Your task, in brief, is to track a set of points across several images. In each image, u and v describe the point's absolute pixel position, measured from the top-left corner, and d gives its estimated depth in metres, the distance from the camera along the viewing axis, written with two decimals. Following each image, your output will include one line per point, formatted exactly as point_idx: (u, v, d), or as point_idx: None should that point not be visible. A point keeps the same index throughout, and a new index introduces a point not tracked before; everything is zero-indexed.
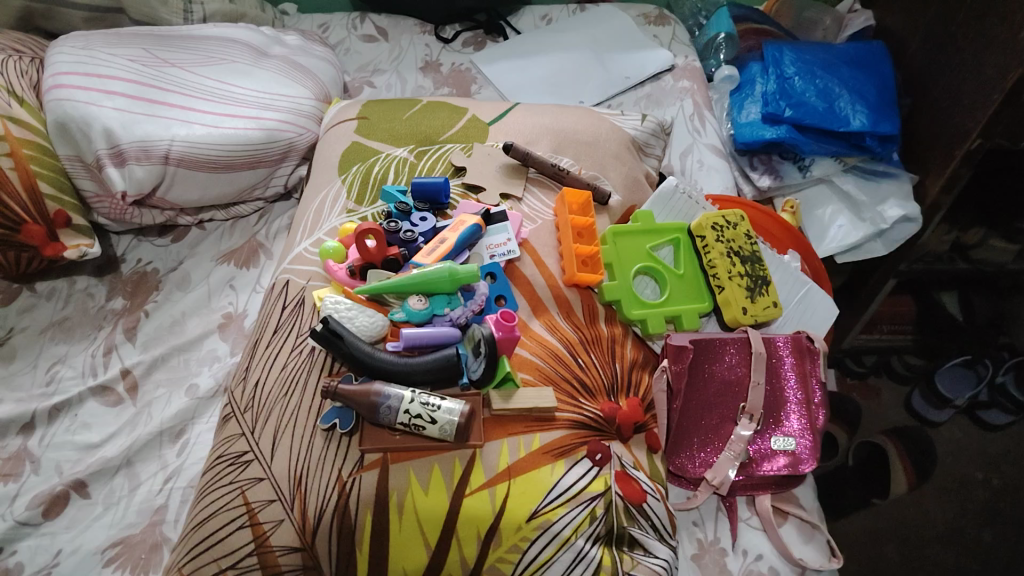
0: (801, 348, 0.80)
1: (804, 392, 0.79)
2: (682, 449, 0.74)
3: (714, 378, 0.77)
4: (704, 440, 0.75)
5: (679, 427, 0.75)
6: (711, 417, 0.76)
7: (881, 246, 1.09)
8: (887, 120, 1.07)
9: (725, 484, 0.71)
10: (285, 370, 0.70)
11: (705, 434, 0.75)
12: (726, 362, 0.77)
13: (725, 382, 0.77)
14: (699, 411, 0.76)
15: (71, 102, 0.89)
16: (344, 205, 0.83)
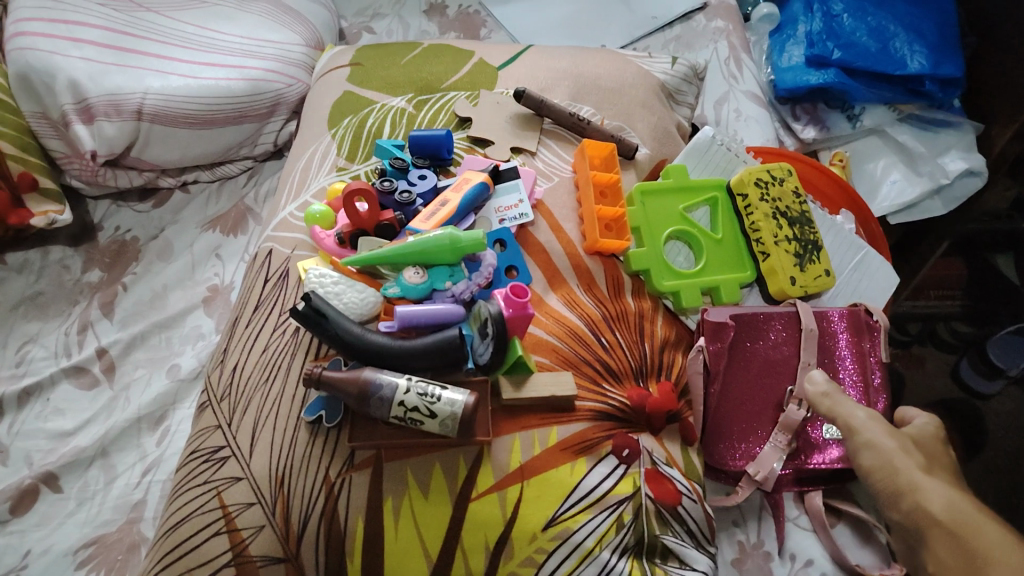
0: (858, 324, 0.70)
1: (864, 374, 0.69)
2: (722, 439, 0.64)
3: (759, 358, 0.66)
4: (748, 429, 0.64)
5: (717, 414, 0.64)
6: (756, 402, 0.65)
7: (939, 205, 0.97)
8: (950, 60, 0.94)
9: (770, 479, 0.62)
10: (266, 353, 0.61)
11: (749, 422, 0.65)
12: (772, 339, 0.67)
13: (772, 362, 0.67)
14: (741, 394, 0.65)
15: (32, 52, 0.80)
16: (334, 162, 0.73)
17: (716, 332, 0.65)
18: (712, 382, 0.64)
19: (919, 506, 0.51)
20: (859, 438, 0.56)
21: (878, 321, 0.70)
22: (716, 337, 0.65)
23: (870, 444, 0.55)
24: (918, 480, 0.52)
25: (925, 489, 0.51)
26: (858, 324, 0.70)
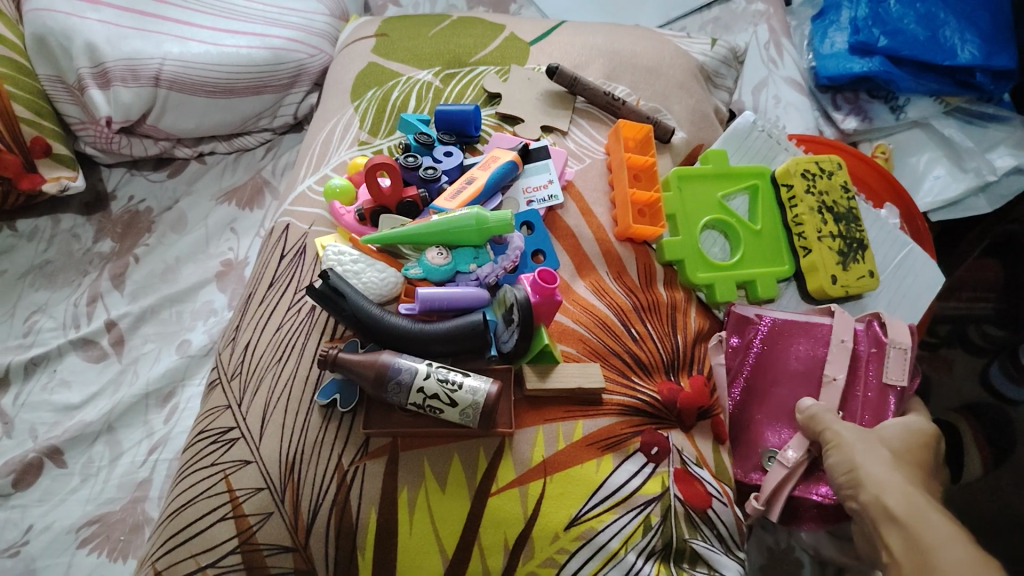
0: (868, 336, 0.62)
1: (870, 392, 0.60)
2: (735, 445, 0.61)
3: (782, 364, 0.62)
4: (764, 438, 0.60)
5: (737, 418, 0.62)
6: (773, 409, 0.61)
7: (985, 204, 0.91)
8: (1004, 50, 0.89)
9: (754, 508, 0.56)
10: (280, 332, 0.58)
11: (764, 432, 0.61)
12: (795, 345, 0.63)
13: (794, 369, 0.62)
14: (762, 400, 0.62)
15: (50, 13, 0.78)
16: (356, 136, 0.70)
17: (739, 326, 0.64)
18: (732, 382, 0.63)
19: (878, 500, 0.50)
20: (827, 436, 0.54)
21: (887, 337, 0.61)
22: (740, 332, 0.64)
23: (837, 443, 0.54)
24: (875, 475, 0.51)
25: (882, 482, 0.50)
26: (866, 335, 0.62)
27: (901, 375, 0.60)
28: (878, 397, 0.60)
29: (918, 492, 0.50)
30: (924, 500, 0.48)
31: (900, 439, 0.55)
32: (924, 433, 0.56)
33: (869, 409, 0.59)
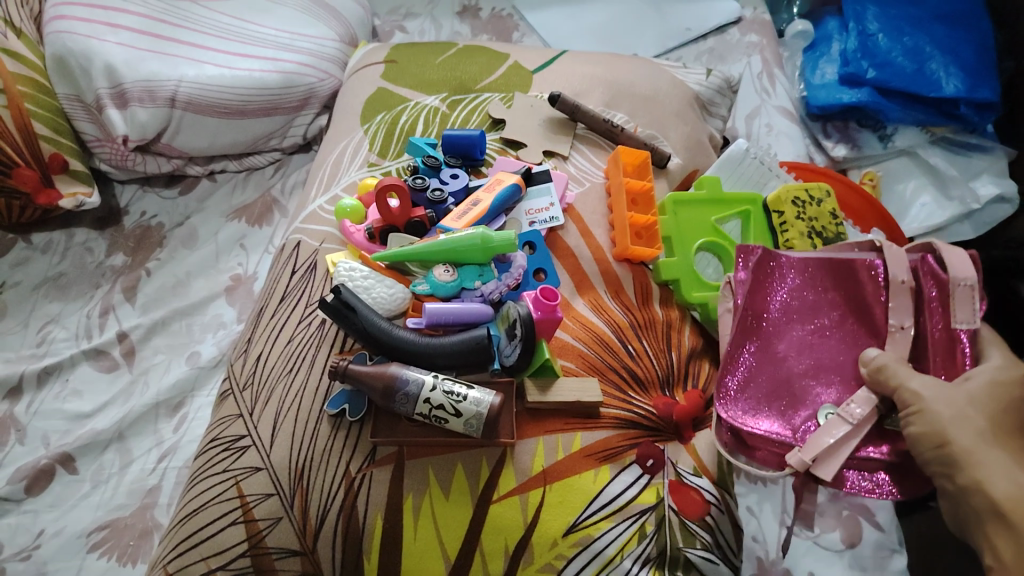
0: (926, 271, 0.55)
1: (943, 338, 0.53)
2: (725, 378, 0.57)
3: (788, 303, 0.60)
4: (759, 379, 0.57)
5: (730, 353, 0.57)
6: (775, 354, 0.58)
7: (968, 230, 0.94)
8: (987, 83, 0.93)
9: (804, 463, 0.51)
10: (291, 345, 0.61)
11: (784, 383, 0.57)
12: (804, 284, 0.61)
13: (801, 312, 0.60)
14: (762, 342, 0.59)
15: (71, 35, 0.81)
16: (366, 157, 0.73)
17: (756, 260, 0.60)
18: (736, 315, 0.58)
19: (977, 484, 0.44)
20: (910, 406, 0.49)
21: (945, 272, 0.53)
22: (755, 266, 0.60)
23: (922, 412, 0.48)
24: (974, 452, 0.45)
25: (980, 462, 0.45)
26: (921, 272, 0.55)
27: (971, 316, 0.52)
28: (948, 342, 0.53)
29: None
30: None
31: (994, 391, 0.47)
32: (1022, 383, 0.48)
33: (939, 354, 0.53)
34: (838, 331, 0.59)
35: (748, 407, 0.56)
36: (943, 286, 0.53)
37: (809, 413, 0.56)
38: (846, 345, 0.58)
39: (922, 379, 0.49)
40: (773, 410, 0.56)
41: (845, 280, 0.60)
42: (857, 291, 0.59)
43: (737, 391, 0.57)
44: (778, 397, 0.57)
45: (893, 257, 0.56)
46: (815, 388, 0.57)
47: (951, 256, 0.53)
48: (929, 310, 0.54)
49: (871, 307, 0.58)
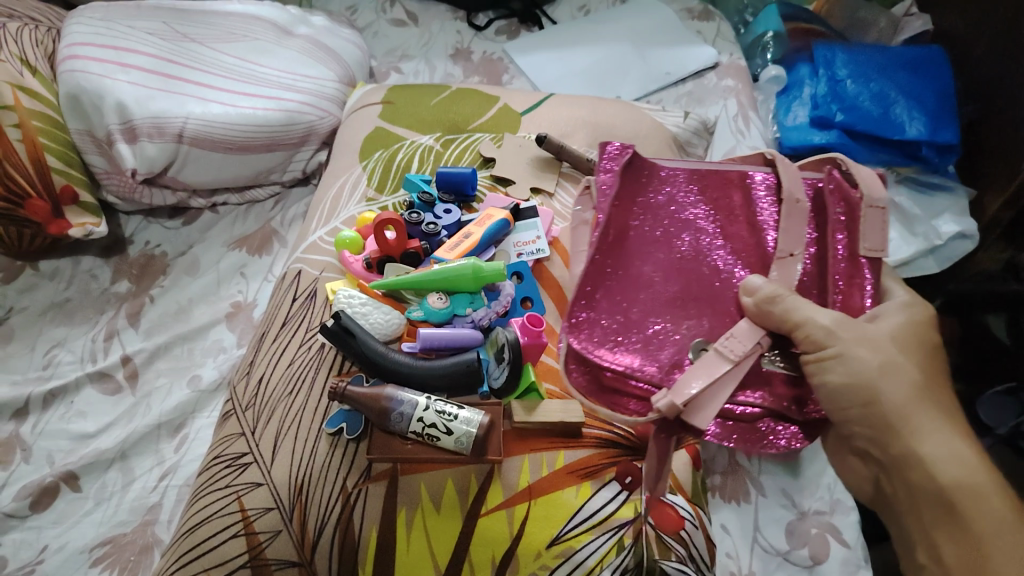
0: (842, 197, 0.56)
1: (846, 268, 0.54)
2: (578, 311, 0.55)
3: (663, 215, 0.60)
4: (623, 300, 0.56)
5: (588, 274, 0.56)
6: (643, 271, 0.57)
7: (933, 264, 0.99)
8: (948, 126, 0.98)
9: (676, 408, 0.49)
10: (292, 367, 0.65)
11: (641, 314, 0.55)
12: (680, 193, 0.61)
13: (677, 221, 0.60)
14: (630, 257, 0.58)
15: (84, 74, 0.85)
16: (364, 192, 0.78)
17: (627, 167, 0.61)
18: (596, 229, 0.57)
19: (911, 451, 0.45)
20: (829, 351, 0.47)
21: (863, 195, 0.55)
22: (626, 175, 0.61)
23: (842, 358, 0.46)
24: (897, 404, 0.45)
25: (915, 426, 0.45)
26: (834, 187, 0.57)
27: (879, 244, 0.54)
28: (848, 278, 0.54)
29: (953, 429, 0.45)
30: (970, 456, 0.45)
31: (909, 334, 0.48)
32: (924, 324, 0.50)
33: (837, 289, 0.54)
34: (717, 236, 0.59)
35: (602, 342, 0.54)
36: (856, 209, 0.56)
37: (674, 338, 0.54)
38: (723, 254, 0.58)
39: (832, 316, 0.48)
40: (634, 334, 0.54)
41: (722, 191, 0.61)
42: (736, 203, 0.61)
43: (592, 330, 0.55)
44: (640, 317, 0.55)
45: (790, 175, 0.58)
46: (681, 320, 0.55)
47: (869, 180, 0.56)
48: (836, 230, 0.55)
49: (749, 233, 0.59)
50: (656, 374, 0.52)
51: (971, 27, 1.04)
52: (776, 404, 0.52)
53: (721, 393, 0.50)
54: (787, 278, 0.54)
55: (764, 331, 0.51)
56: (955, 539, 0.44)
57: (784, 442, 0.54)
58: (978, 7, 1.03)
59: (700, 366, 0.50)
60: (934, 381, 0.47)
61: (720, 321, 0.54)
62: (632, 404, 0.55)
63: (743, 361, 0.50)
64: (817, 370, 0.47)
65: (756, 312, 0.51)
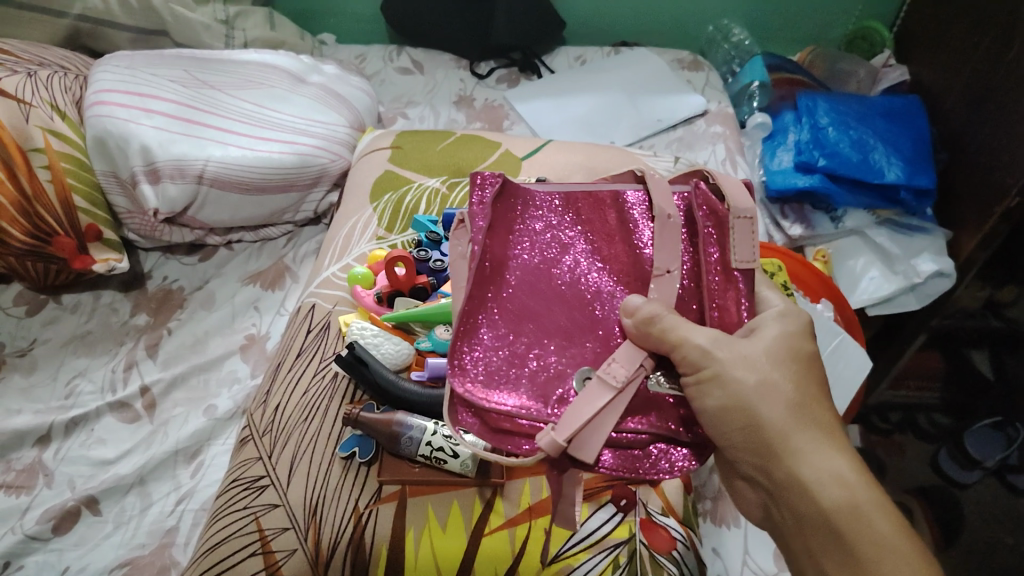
0: (709, 207, 0.56)
1: (720, 284, 0.54)
2: (462, 353, 0.51)
3: (537, 237, 0.57)
4: (501, 335, 0.52)
5: (466, 308, 0.52)
6: (521, 300, 0.54)
7: (914, 301, 1.04)
8: (924, 172, 1.03)
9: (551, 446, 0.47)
10: (307, 396, 0.69)
11: (522, 346, 0.52)
12: (552, 212, 0.58)
13: (550, 243, 0.57)
14: (505, 283, 0.54)
15: (110, 119, 0.90)
16: (375, 231, 0.84)
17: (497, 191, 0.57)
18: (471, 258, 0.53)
19: (793, 473, 0.45)
20: (706, 372, 0.47)
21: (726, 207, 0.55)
22: (496, 200, 0.56)
23: (721, 380, 0.47)
24: (776, 422, 0.46)
25: (797, 448, 0.46)
26: (700, 202, 0.56)
27: (748, 256, 0.54)
28: (724, 289, 0.53)
29: (834, 449, 0.46)
30: (853, 477, 0.45)
31: (782, 349, 0.49)
32: (800, 342, 0.50)
33: (717, 302, 0.53)
34: (596, 257, 0.56)
35: (487, 386, 0.50)
36: (723, 221, 0.55)
37: (555, 371, 0.51)
38: (603, 276, 0.55)
39: (707, 335, 0.48)
40: (516, 371, 0.51)
41: (596, 207, 0.59)
42: (608, 220, 0.58)
43: (477, 369, 0.51)
44: (521, 352, 0.52)
45: (662, 193, 0.56)
46: (564, 350, 0.52)
47: (735, 191, 0.56)
48: (707, 243, 0.54)
49: (632, 253, 0.56)
50: (541, 413, 0.50)
51: (944, 77, 1.10)
52: (665, 429, 0.51)
53: (605, 424, 0.49)
54: (667, 297, 0.53)
55: (646, 352, 0.50)
56: (840, 562, 0.44)
57: (676, 465, 0.51)
58: (950, 60, 1.09)
59: (583, 395, 0.49)
60: (813, 393, 0.48)
61: (600, 349, 0.52)
62: (520, 442, 0.50)
63: (628, 386, 0.50)
64: (696, 393, 0.48)
65: (635, 333, 0.50)
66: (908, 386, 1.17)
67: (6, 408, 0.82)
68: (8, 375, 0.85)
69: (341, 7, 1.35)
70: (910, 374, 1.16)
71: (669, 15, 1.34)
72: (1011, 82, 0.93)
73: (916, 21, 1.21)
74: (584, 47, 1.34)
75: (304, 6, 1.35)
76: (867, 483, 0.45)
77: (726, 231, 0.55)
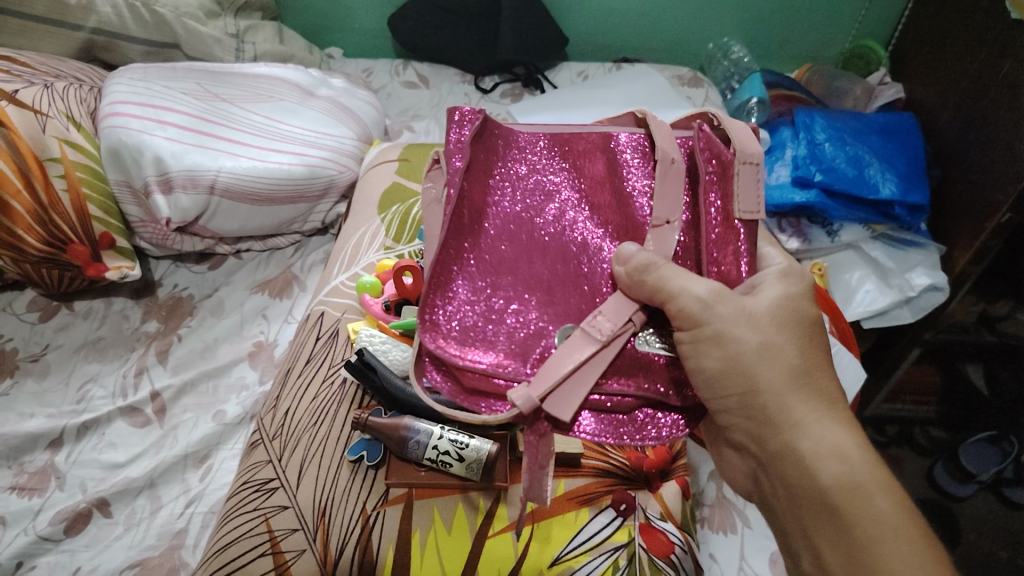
0: (714, 153, 0.56)
1: (722, 234, 0.55)
2: (435, 308, 0.53)
3: (520, 185, 0.59)
4: (479, 285, 0.54)
5: (442, 255, 0.54)
6: (501, 250, 0.56)
7: (908, 314, 1.03)
8: (917, 189, 1.01)
9: (527, 404, 0.49)
10: (315, 402, 0.72)
11: (501, 298, 0.54)
12: (538, 161, 0.61)
13: (534, 193, 0.59)
14: (485, 232, 0.56)
15: (125, 131, 0.91)
16: (382, 242, 0.87)
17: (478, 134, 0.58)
18: (449, 204, 0.55)
19: (790, 444, 0.48)
20: (707, 331, 0.49)
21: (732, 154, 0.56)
22: (478, 144, 0.58)
23: (721, 338, 0.49)
24: (774, 388, 0.49)
25: (796, 420, 0.48)
26: (705, 146, 0.56)
27: (752, 206, 0.55)
28: (723, 239, 0.55)
29: (835, 423, 0.49)
30: (854, 453, 0.47)
31: (784, 312, 0.51)
32: (800, 306, 0.52)
33: (716, 251, 0.54)
34: (582, 208, 0.59)
35: (460, 342, 0.53)
36: (728, 167, 0.56)
37: (532, 324, 0.54)
38: (588, 227, 0.58)
39: (706, 287, 0.50)
40: (492, 320, 0.54)
41: (586, 157, 0.61)
42: (597, 170, 0.60)
43: (451, 325, 0.54)
44: (499, 301, 0.54)
45: (663, 135, 0.58)
46: (545, 304, 0.54)
47: (742, 136, 0.57)
48: (710, 190, 0.55)
49: (623, 200, 0.59)
50: (516, 371, 0.52)
51: (938, 95, 1.12)
52: (651, 392, 0.53)
53: (586, 377, 0.51)
54: (663, 247, 0.55)
55: (636, 306, 0.53)
56: (831, 533, 0.46)
57: (665, 428, 0.54)
58: (944, 78, 1.10)
59: (567, 348, 0.51)
60: (817, 366, 0.51)
61: (582, 302, 0.55)
62: (492, 402, 0.53)
63: (612, 341, 0.52)
64: (692, 352, 0.50)
65: (629, 281, 0.52)
66: (904, 400, 1.19)
67: (19, 413, 0.84)
68: (21, 379, 0.87)
69: (348, 22, 1.38)
70: (907, 390, 1.17)
71: (669, 32, 1.36)
72: (1002, 102, 0.95)
73: (910, 40, 1.24)
74: (586, 64, 1.36)
75: (311, 21, 1.38)
76: (868, 461, 0.47)
77: (731, 178, 0.55)
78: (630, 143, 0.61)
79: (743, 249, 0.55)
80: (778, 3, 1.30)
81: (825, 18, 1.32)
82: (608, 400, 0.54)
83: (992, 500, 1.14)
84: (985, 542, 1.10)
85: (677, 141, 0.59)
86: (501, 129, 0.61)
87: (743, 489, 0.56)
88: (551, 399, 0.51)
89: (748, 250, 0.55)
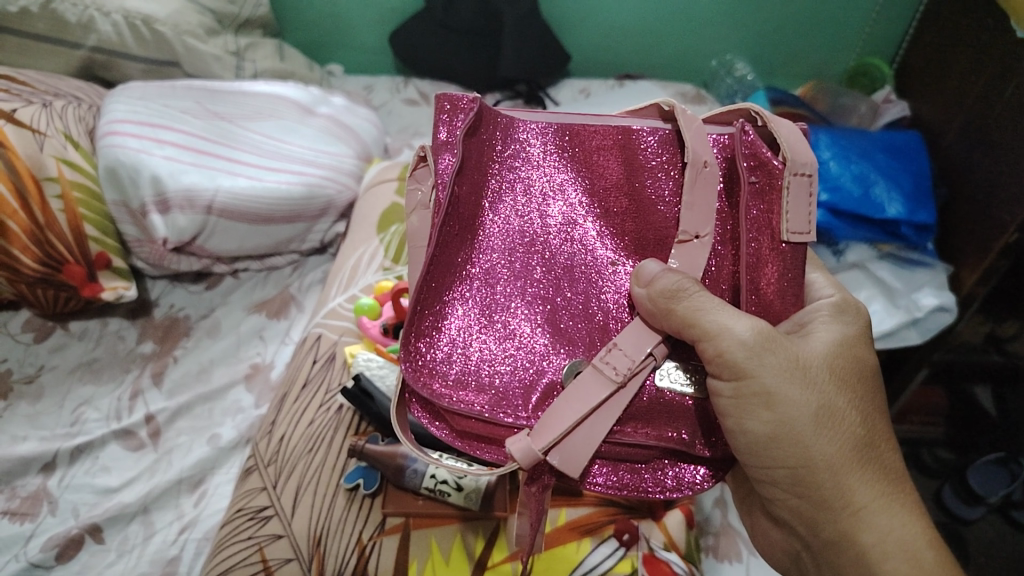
0: (757, 162, 0.53)
1: (764, 257, 0.53)
2: (422, 339, 0.52)
3: (521, 190, 0.56)
4: (470, 310, 0.53)
5: (429, 276, 0.52)
6: (496, 269, 0.54)
7: (915, 336, 1.00)
8: (923, 207, 0.99)
9: (526, 460, 0.48)
10: (312, 426, 0.74)
11: (498, 321, 0.53)
12: (541, 159, 0.57)
13: (535, 204, 0.56)
14: (478, 248, 0.54)
15: (122, 149, 0.89)
16: (381, 263, 0.93)
17: (470, 131, 0.54)
18: (436, 215, 0.52)
19: (853, 535, 0.50)
20: (755, 385, 0.49)
21: (782, 168, 0.52)
22: (470, 144, 0.54)
23: (770, 392, 0.49)
24: (826, 456, 0.50)
25: (862, 509, 0.50)
26: (749, 152, 0.53)
27: (801, 227, 0.52)
28: (759, 258, 0.53)
29: (902, 512, 0.51)
30: (926, 553, 0.49)
31: (836, 361, 0.53)
32: (846, 352, 0.54)
33: (747, 269, 0.53)
34: (589, 225, 0.56)
35: (448, 376, 0.51)
36: (776, 178, 0.53)
37: (531, 356, 0.52)
38: (595, 247, 0.56)
39: (746, 325, 0.49)
40: (485, 349, 0.52)
41: (600, 156, 0.57)
42: (613, 174, 0.57)
43: (437, 354, 0.52)
44: (494, 327, 0.53)
45: (695, 132, 0.54)
46: (545, 331, 0.53)
47: (792, 141, 0.53)
48: (750, 205, 0.53)
49: (649, 208, 0.56)
50: (512, 410, 0.51)
51: (943, 113, 1.11)
52: (673, 440, 0.52)
53: (599, 426, 0.50)
54: (691, 266, 0.54)
55: (658, 338, 0.52)
56: None
57: (688, 476, 0.54)
58: (951, 96, 1.09)
59: (581, 391, 0.50)
60: (880, 440, 0.53)
61: (592, 333, 0.54)
62: (484, 447, 0.53)
63: (629, 381, 0.51)
64: (733, 409, 0.50)
65: (653, 307, 0.50)
66: (911, 421, 1.18)
67: (12, 435, 0.82)
68: (15, 402, 0.85)
69: (350, 40, 1.37)
70: (913, 410, 1.16)
71: (670, 49, 1.36)
72: (1006, 121, 0.94)
73: (914, 57, 1.23)
74: (589, 81, 1.36)
75: (313, 37, 1.37)
76: (934, 555, 0.49)
77: (775, 192, 0.53)
78: (658, 140, 0.57)
79: (789, 273, 0.53)
80: (779, 19, 1.29)
81: (828, 34, 1.32)
82: (624, 448, 0.52)
83: (999, 524, 1.12)
84: (994, 567, 1.07)
85: (711, 138, 0.56)
86: (496, 127, 0.57)
87: (783, 566, 0.59)
88: (555, 451, 0.50)
89: (793, 276, 0.53)
